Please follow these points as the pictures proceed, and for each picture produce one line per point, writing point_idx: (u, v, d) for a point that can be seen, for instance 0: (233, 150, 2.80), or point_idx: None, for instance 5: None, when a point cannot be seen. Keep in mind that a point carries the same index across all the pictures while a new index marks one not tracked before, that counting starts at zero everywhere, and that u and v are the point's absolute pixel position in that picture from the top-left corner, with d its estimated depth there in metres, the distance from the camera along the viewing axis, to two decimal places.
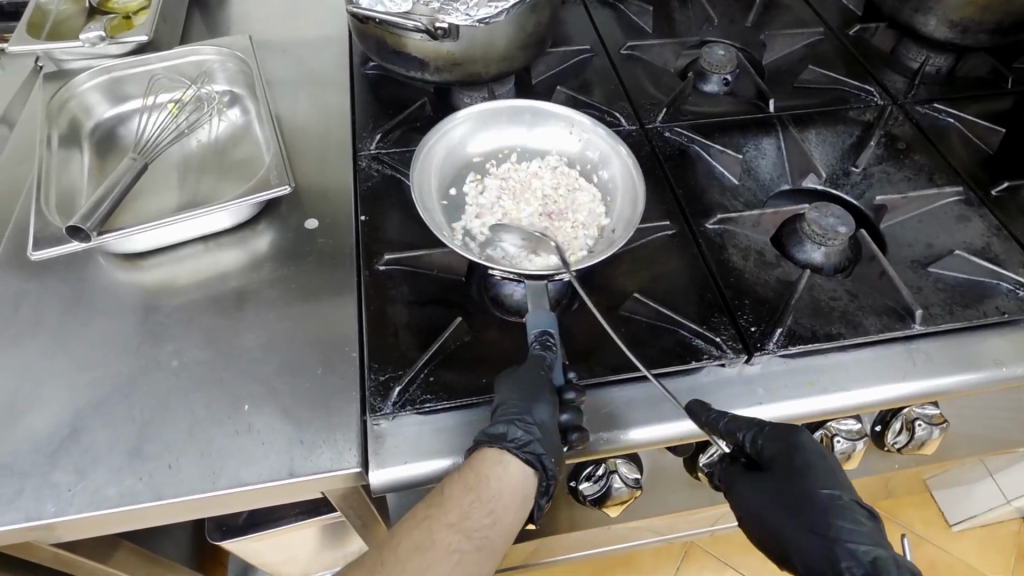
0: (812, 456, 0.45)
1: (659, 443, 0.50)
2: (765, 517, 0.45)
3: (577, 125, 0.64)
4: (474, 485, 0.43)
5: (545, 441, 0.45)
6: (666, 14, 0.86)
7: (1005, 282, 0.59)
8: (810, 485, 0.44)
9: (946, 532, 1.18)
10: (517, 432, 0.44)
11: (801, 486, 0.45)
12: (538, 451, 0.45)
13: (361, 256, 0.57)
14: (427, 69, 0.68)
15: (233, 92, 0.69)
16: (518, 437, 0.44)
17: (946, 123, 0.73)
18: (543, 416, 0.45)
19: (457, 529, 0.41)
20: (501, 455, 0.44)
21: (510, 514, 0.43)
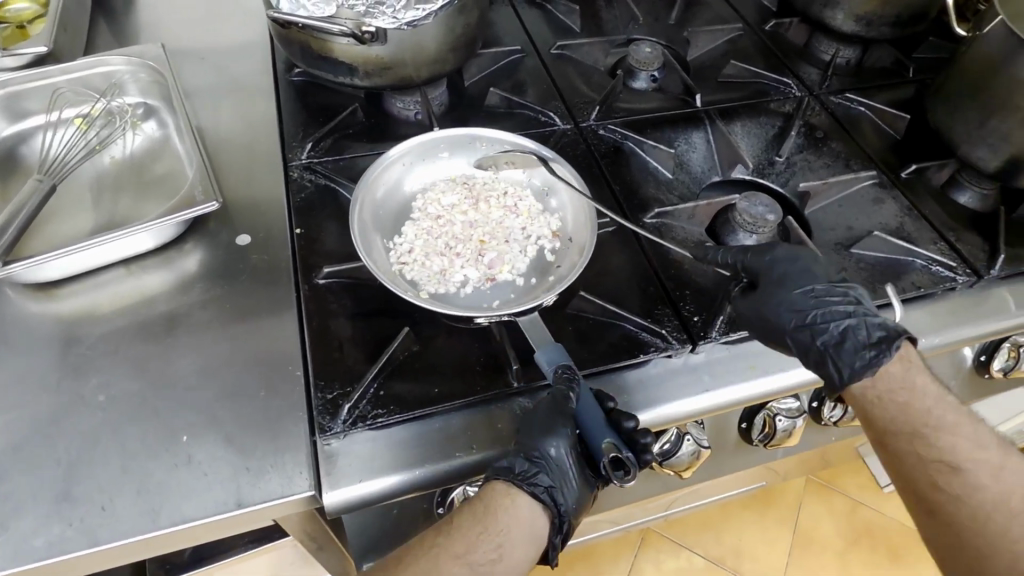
0: (790, 264, 0.53)
1: (679, 419, 0.52)
2: (771, 310, 0.51)
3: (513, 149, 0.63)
4: (499, 554, 0.43)
5: (552, 470, 0.45)
6: (593, 13, 0.87)
7: (919, 259, 0.63)
8: (829, 353, 0.49)
9: (880, 494, 1.26)
10: (523, 465, 0.45)
11: (809, 337, 0.50)
12: (543, 482, 0.44)
13: (299, 270, 0.55)
14: (356, 74, 0.66)
15: (147, 104, 0.65)
16: (522, 472, 0.45)
17: (858, 111, 0.78)
18: (552, 452, 0.45)
19: (462, 561, 0.43)
20: (508, 491, 0.45)
21: (517, 548, 0.43)
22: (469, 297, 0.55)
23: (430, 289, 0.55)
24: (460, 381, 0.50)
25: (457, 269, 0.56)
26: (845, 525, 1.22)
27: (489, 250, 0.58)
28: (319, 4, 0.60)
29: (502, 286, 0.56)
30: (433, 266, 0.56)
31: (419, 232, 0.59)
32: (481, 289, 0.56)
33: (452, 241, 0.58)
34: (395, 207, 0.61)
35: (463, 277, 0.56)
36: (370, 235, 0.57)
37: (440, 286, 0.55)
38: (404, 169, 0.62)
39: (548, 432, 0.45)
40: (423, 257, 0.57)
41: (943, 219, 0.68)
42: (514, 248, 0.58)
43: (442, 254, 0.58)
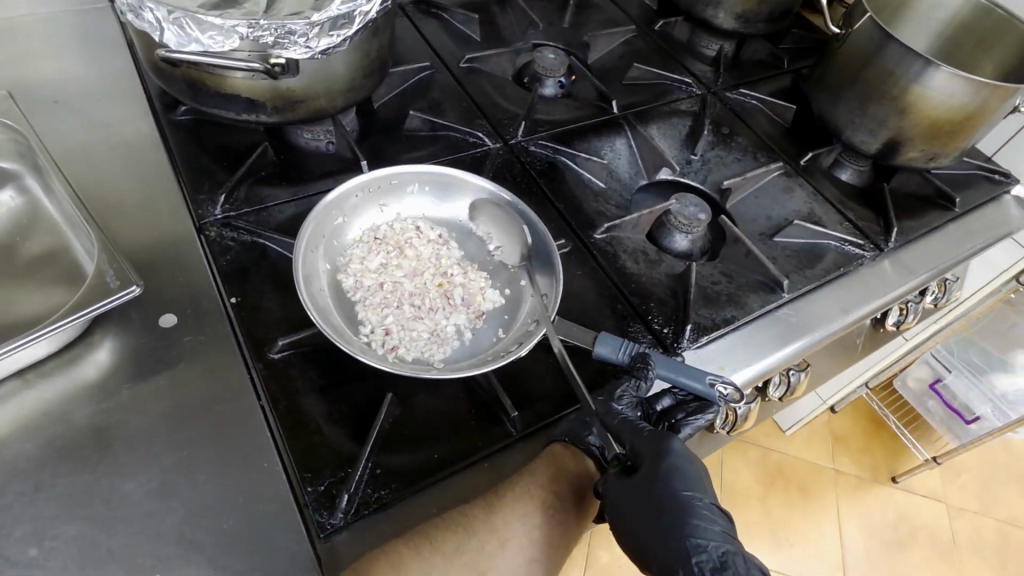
0: (686, 460, 0.43)
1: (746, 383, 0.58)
2: (632, 512, 0.42)
3: (433, 181, 0.60)
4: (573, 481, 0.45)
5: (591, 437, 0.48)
6: (490, 21, 0.85)
7: (833, 240, 0.70)
8: (677, 486, 0.42)
9: (782, 437, 1.41)
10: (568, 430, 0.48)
11: (666, 484, 0.42)
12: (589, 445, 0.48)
13: (246, 347, 0.48)
14: (262, 110, 0.59)
15: (1, 167, 0.53)
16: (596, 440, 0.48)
17: (752, 105, 0.84)
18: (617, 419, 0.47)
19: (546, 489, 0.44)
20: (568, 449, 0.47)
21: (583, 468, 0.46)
22: (474, 341, 0.52)
23: (440, 356, 0.50)
24: (460, 442, 0.47)
25: (445, 323, 0.53)
26: (761, 473, 1.35)
27: (453, 291, 0.55)
28: (217, 38, 0.51)
29: (492, 314, 0.54)
30: (419, 331, 0.52)
31: (379, 306, 0.53)
32: (476, 329, 0.53)
33: (415, 301, 0.54)
34: (337, 266, 0.55)
35: (454, 331, 0.52)
36: (327, 307, 0.51)
37: (445, 348, 0.51)
38: (335, 223, 0.57)
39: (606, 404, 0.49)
40: (404, 326, 0.52)
41: (840, 200, 0.75)
42: (475, 285, 0.56)
43: (421, 317, 0.53)
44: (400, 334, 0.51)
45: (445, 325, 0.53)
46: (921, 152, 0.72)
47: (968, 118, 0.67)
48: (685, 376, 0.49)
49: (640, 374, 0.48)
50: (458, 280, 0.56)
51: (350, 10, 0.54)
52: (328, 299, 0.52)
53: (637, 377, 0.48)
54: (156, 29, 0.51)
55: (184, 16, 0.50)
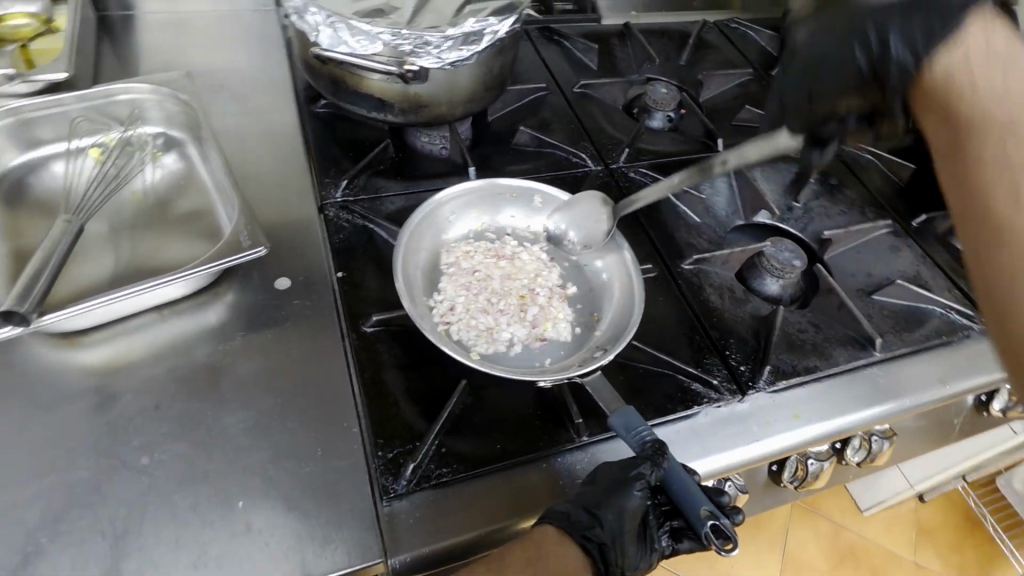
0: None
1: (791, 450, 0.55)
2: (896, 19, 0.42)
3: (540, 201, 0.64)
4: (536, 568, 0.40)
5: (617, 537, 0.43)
6: (609, 51, 0.88)
7: (937, 307, 0.66)
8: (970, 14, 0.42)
9: (859, 516, 1.31)
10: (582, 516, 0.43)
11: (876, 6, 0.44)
12: (598, 538, 0.42)
13: (344, 318, 0.53)
14: (389, 110, 0.65)
15: (169, 135, 0.61)
16: (579, 523, 0.42)
17: (866, 159, 0.81)
18: (614, 513, 0.42)
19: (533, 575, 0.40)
20: (562, 538, 0.42)
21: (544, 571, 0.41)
22: (520, 356, 0.54)
23: (479, 350, 0.53)
24: (522, 439, 0.49)
25: (503, 328, 0.55)
26: (829, 549, 1.26)
27: (529, 305, 0.57)
28: (361, 42, 0.57)
29: (553, 343, 0.55)
30: (481, 323, 0.55)
31: (458, 286, 0.58)
32: (534, 348, 0.55)
33: (493, 296, 0.57)
34: (434, 257, 0.60)
35: (514, 334, 0.55)
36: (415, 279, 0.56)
37: (491, 346, 0.54)
38: (444, 220, 0.62)
39: (614, 490, 0.43)
40: (467, 318, 0.55)
41: (952, 266, 0.71)
42: (551, 286, 0.60)
43: (486, 311, 0.56)
44: (458, 317, 0.55)
45: (504, 329, 0.55)
46: None
47: None
48: (687, 486, 0.44)
49: (657, 459, 0.44)
50: (544, 296, 0.59)
51: (481, 28, 0.59)
52: (418, 275, 0.57)
53: (653, 462, 0.43)
54: (314, 31, 0.58)
55: (339, 21, 0.56)
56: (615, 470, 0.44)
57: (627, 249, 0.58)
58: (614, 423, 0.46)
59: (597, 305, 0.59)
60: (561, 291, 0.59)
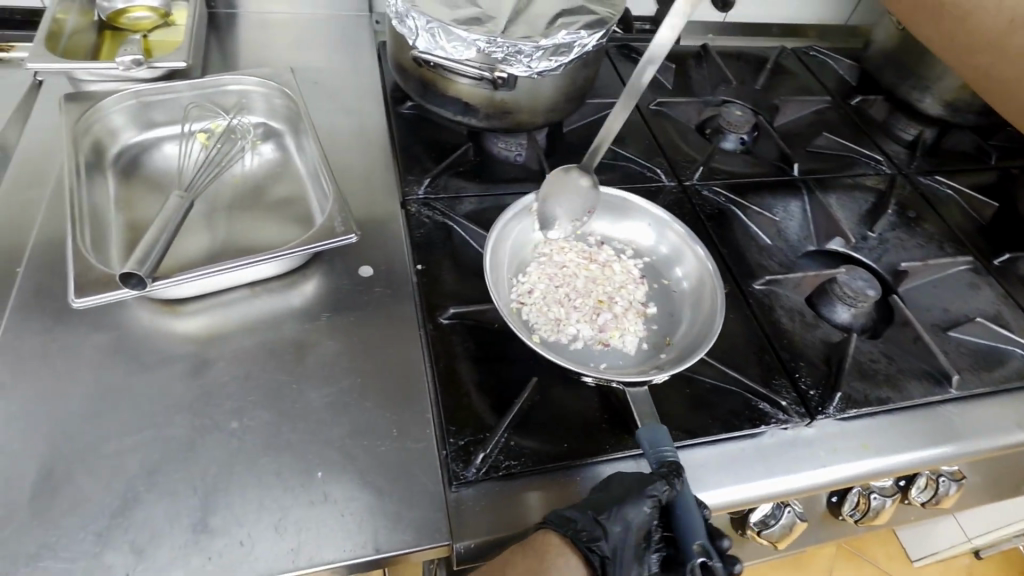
0: None
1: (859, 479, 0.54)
2: None
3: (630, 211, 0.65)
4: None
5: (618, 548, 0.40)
6: (685, 72, 0.90)
7: (1019, 348, 0.64)
8: None
9: (909, 566, 1.25)
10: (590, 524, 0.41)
11: None
12: (603, 551, 0.40)
13: (422, 308, 0.55)
14: (474, 114, 0.67)
15: (269, 125, 0.65)
16: (583, 530, 0.40)
17: (946, 194, 0.80)
18: (623, 523, 0.41)
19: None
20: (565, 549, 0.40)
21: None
22: (579, 351, 0.55)
23: (541, 334, 0.55)
24: (589, 440, 0.49)
25: (571, 322, 0.56)
26: None
27: (609, 309, 0.58)
28: (458, 47, 0.60)
29: (613, 351, 0.56)
30: (556, 315, 0.56)
31: (542, 275, 0.60)
32: (592, 350, 0.55)
33: (572, 293, 0.59)
34: (518, 256, 0.61)
35: (581, 335, 0.55)
36: (500, 269, 0.58)
37: (555, 333, 0.55)
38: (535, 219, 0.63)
39: (626, 499, 0.41)
40: (542, 307, 0.57)
41: None
42: (630, 301, 0.60)
43: (561, 303, 0.58)
44: (537, 302, 0.57)
45: (572, 324, 0.56)
46: None
47: None
48: (693, 513, 0.42)
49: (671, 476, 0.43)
50: (622, 306, 0.59)
51: (572, 40, 0.61)
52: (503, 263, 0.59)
53: (666, 478, 0.42)
54: (413, 34, 0.61)
55: (438, 27, 0.59)
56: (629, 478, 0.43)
57: (710, 259, 0.59)
58: (641, 438, 0.46)
59: (670, 330, 0.58)
60: (640, 308, 0.59)
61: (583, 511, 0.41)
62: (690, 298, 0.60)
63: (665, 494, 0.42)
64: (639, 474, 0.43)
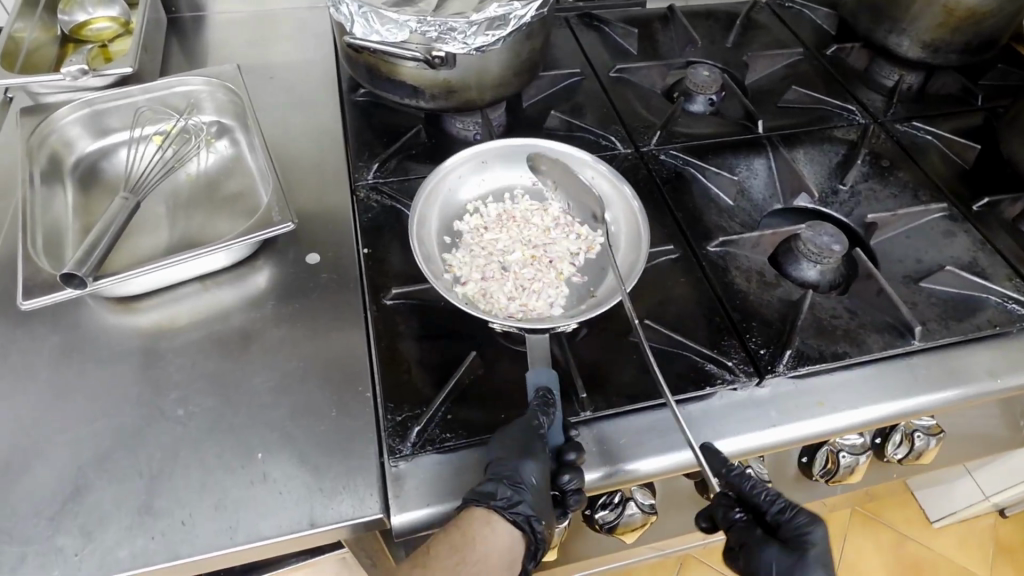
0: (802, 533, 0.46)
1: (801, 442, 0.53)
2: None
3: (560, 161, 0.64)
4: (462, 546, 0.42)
5: (533, 501, 0.45)
6: (650, 35, 0.88)
7: (993, 295, 0.61)
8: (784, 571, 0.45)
9: (927, 529, 1.23)
10: (506, 491, 0.44)
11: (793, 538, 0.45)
12: (524, 513, 0.44)
13: (367, 290, 0.56)
14: (422, 96, 0.67)
15: (221, 122, 0.67)
16: (503, 498, 0.43)
17: (925, 140, 0.76)
18: (531, 477, 0.45)
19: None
20: (488, 515, 0.43)
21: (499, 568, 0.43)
22: (495, 308, 0.54)
23: (462, 285, 0.56)
24: (529, 411, 0.50)
25: (497, 284, 0.56)
26: (892, 559, 1.19)
27: (540, 257, 0.59)
28: (390, 30, 0.60)
29: (531, 313, 0.55)
30: (480, 271, 0.57)
31: (466, 234, 0.60)
32: (505, 301, 0.55)
33: (500, 250, 0.59)
34: (453, 212, 0.62)
35: (504, 302, 0.55)
36: (427, 231, 0.58)
37: (477, 286, 0.56)
38: (456, 182, 0.63)
39: (528, 453, 0.45)
40: (471, 255, 0.58)
41: (1017, 253, 0.65)
42: (563, 253, 0.59)
43: (485, 261, 0.58)
44: (470, 248, 0.59)
45: (502, 288, 0.56)
46: None
47: None
48: (556, 432, 0.48)
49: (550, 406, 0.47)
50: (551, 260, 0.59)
51: (505, 13, 0.61)
52: (431, 222, 0.59)
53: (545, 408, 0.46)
54: (348, 21, 0.61)
55: (371, 11, 0.59)
56: (523, 424, 0.46)
57: (636, 199, 0.59)
58: (530, 382, 0.48)
59: (597, 284, 0.57)
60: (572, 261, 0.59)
61: (499, 479, 0.44)
62: (629, 245, 0.58)
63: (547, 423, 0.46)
64: (523, 420, 0.46)
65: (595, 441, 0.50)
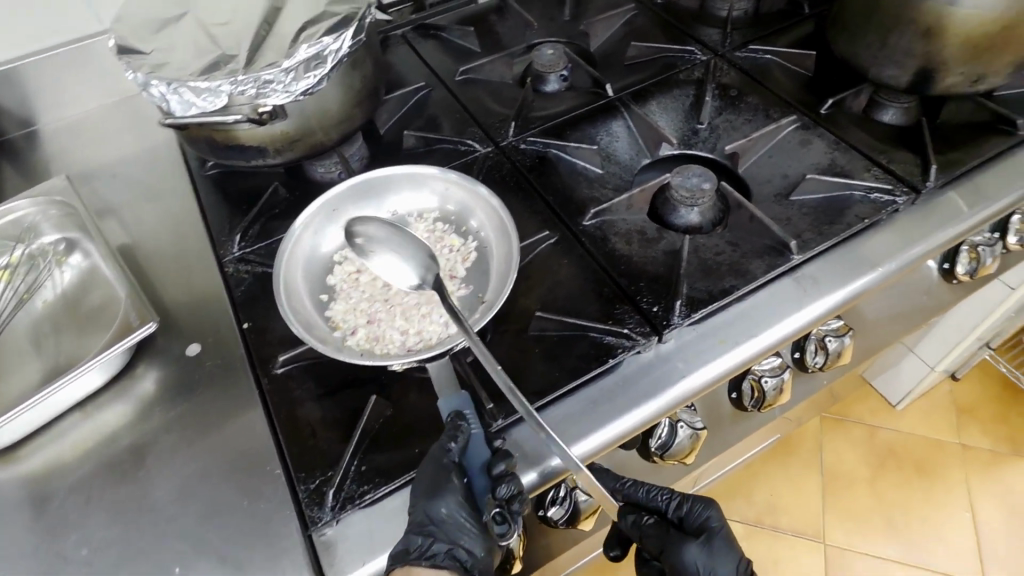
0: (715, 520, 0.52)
1: (717, 382, 0.54)
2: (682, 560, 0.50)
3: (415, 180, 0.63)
4: None
5: (447, 535, 0.44)
6: (488, 29, 0.88)
7: (857, 190, 0.63)
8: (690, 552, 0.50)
9: (892, 412, 1.28)
10: (418, 538, 0.43)
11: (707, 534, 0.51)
12: (441, 549, 0.43)
13: (255, 364, 0.54)
14: (267, 154, 0.66)
15: (67, 237, 0.63)
16: (418, 548, 0.43)
17: (766, 60, 0.78)
18: (442, 513, 0.44)
19: None
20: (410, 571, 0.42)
21: None
22: (384, 348, 0.53)
23: (348, 337, 0.54)
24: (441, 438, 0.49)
25: (382, 325, 0.55)
26: (868, 454, 1.23)
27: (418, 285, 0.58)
28: (207, 98, 0.58)
29: (421, 341, 0.53)
30: (362, 318, 0.56)
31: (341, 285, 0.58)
32: (394, 340, 0.54)
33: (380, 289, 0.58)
34: (322, 266, 0.60)
35: (397, 338, 0.54)
36: (300, 295, 0.56)
37: (363, 334, 0.54)
38: (316, 236, 0.60)
39: (432, 494, 0.44)
40: (352, 303, 0.57)
41: (871, 144, 0.68)
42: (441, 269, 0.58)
43: (366, 306, 0.57)
44: (348, 297, 0.58)
45: (386, 327, 0.55)
46: (963, 74, 0.64)
47: (1009, 29, 0.60)
48: (477, 449, 0.47)
49: (456, 429, 0.46)
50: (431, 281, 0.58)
51: (319, 51, 0.59)
52: (303, 286, 0.57)
53: (451, 435, 0.45)
54: (162, 101, 0.59)
55: (180, 86, 0.57)
56: (430, 462, 0.45)
57: (494, 198, 0.58)
58: (444, 409, 0.48)
59: (484, 287, 0.57)
60: (450, 275, 0.58)
61: (409, 532, 0.44)
62: (499, 242, 0.58)
63: (456, 451, 0.45)
64: (433, 455, 0.46)
65: (519, 444, 0.50)
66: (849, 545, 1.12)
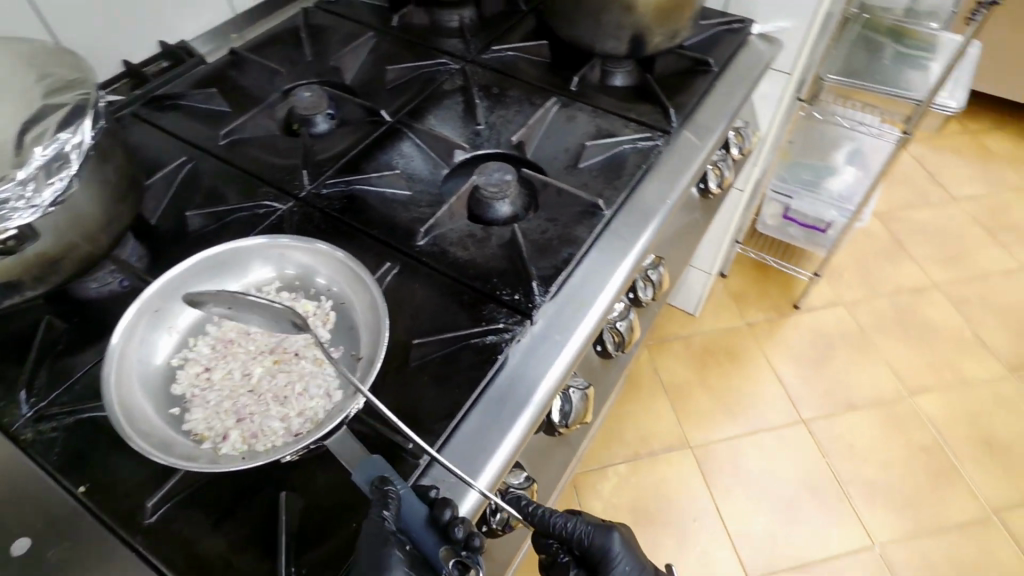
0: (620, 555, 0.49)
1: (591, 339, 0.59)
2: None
3: (241, 255, 0.58)
4: None
5: None
6: (232, 86, 0.82)
7: (626, 144, 0.74)
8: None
9: (693, 320, 1.51)
10: None
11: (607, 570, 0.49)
12: None
13: (116, 525, 0.45)
14: (23, 287, 0.54)
15: None
16: None
17: (509, 57, 0.86)
18: None
19: None
20: None
21: None
22: (270, 440, 0.48)
23: (225, 441, 0.48)
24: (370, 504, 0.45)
25: (260, 416, 0.49)
26: (691, 360, 1.44)
27: (284, 363, 0.53)
28: None
29: (309, 416, 0.49)
30: (233, 417, 0.49)
31: (193, 391, 0.51)
32: (276, 427, 0.49)
33: (241, 381, 0.52)
34: (159, 377, 0.52)
35: (278, 427, 0.49)
36: (146, 414, 0.48)
37: (242, 432, 0.48)
38: (141, 344, 0.52)
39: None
40: (212, 407, 0.50)
41: (619, 105, 0.79)
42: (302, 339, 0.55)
43: (233, 403, 0.51)
44: (205, 401, 0.51)
45: (265, 416, 0.50)
46: (663, 33, 0.78)
47: None
48: (414, 508, 0.43)
49: (385, 498, 0.42)
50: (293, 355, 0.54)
51: (56, 150, 0.51)
52: (146, 406, 0.49)
53: (381, 505, 0.42)
54: None
55: None
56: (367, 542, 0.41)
57: (337, 250, 0.56)
58: (365, 480, 0.44)
59: (355, 342, 0.54)
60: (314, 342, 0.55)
61: None
62: (354, 291, 0.56)
63: (392, 520, 0.41)
64: (368, 532, 0.41)
65: (444, 479, 0.48)
66: (707, 439, 1.30)
